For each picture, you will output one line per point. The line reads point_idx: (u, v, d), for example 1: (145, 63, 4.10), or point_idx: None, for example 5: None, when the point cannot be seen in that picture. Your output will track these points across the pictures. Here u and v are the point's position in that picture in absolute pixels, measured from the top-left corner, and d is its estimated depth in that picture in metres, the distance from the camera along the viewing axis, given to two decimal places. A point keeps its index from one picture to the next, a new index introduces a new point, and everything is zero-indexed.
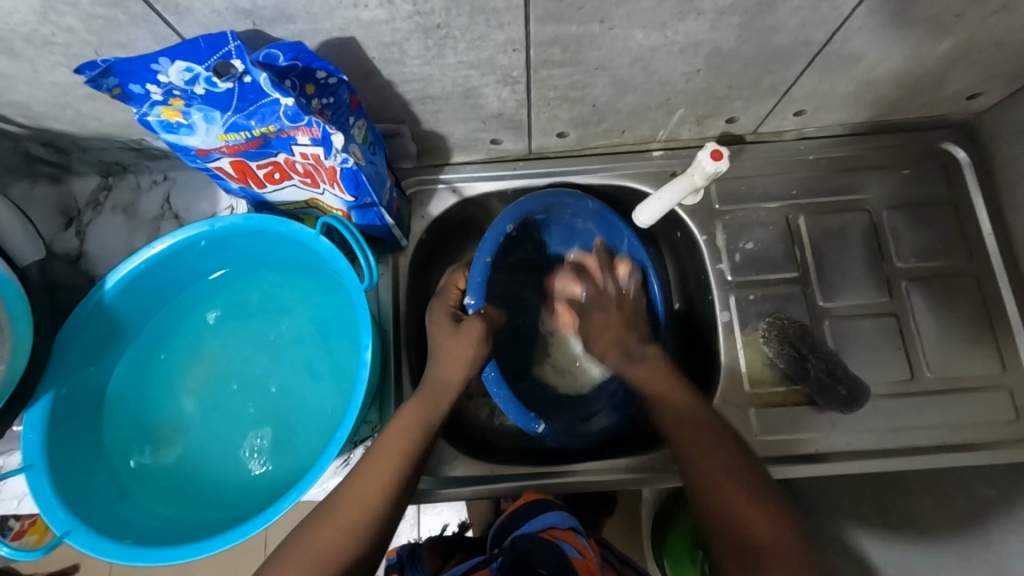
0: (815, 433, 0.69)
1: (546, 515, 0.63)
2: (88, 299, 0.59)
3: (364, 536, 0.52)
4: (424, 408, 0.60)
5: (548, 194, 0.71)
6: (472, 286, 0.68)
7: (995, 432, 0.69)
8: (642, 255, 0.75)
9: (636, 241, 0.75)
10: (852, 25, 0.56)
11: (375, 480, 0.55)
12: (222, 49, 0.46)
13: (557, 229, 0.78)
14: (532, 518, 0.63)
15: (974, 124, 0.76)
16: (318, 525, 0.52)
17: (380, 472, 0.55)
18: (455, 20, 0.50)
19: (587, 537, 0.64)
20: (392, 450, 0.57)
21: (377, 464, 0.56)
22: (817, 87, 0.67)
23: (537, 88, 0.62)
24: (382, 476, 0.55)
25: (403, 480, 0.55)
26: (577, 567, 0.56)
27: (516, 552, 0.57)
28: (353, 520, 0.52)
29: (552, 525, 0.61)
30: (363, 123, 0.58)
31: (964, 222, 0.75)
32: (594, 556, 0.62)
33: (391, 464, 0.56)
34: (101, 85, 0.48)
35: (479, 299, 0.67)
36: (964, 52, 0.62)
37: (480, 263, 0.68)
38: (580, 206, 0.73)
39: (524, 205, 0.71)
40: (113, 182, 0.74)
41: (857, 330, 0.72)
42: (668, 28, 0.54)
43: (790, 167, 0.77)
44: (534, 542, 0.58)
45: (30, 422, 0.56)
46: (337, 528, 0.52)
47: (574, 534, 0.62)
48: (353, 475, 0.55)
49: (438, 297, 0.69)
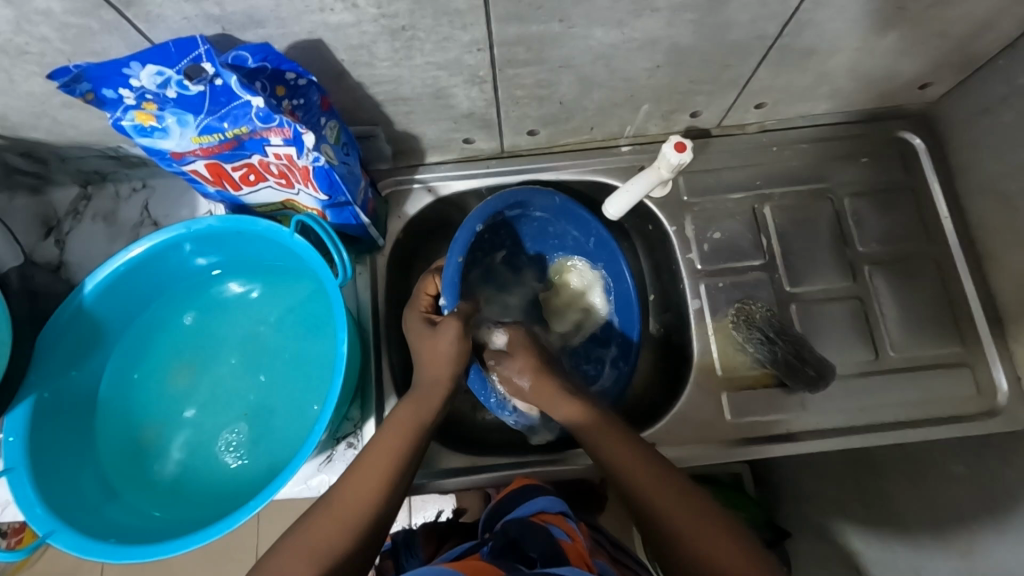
0: (786, 414, 0.71)
1: (536, 500, 0.63)
2: (68, 302, 0.60)
3: (357, 526, 0.53)
4: (417, 405, 0.61)
5: (513, 193, 0.71)
6: (447, 287, 0.68)
7: (961, 407, 0.71)
8: (609, 242, 0.78)
9: (602, 229, 0.77)
10: (801, 19, 0.58)
11: (371, 474, 0.56)
12: (192, 53, 0.49)
13: (526, 225, 0.80)
14: (524, 502, 0.63)
15: (929, 113, 0.80)
16: (309, 522, 0.53)
17: (377, 463, 0.56)
18: (419, 22, 0.52)
19: (577, 521, 0.64)
20: (394, 446, 0.58)
21: (361, 461, 0.57)
22: (774, 80, 0.70)
23: (504, 87, 0.64)
24: (378, 469, 0.56)
25: (387, 476, 0.56)
26: (565, 549, 0.56)
27: (507, 537, 0.58)
28: (349, 514, 0.53)
29: (543, 509, 0.62)
30: (335, 124, 0.60)
31: (922, 206, 0.77)
32: (584, 540, 0.62)
33: (385, 458, 0.57)
34: (74, 90, 0.50)
35: (455, 300, 0.68)
36: (911, 43, 0.65)
37: (453, 264, 0.69)
38: (546, 200, 0.74)
39: (488, 206, 0.71)
40: (92, 191, 0.75)
41: (824, 314, 0.74)
42: (625, 26, 0.57)
43: (755, 158, 0.80)
44: (524, 526, 0.58)
45: (12, 425, 0.57)
46: (334, 521, 0.53)
47: (564, 518, 0.62)
48: (350, 469, 0.57)
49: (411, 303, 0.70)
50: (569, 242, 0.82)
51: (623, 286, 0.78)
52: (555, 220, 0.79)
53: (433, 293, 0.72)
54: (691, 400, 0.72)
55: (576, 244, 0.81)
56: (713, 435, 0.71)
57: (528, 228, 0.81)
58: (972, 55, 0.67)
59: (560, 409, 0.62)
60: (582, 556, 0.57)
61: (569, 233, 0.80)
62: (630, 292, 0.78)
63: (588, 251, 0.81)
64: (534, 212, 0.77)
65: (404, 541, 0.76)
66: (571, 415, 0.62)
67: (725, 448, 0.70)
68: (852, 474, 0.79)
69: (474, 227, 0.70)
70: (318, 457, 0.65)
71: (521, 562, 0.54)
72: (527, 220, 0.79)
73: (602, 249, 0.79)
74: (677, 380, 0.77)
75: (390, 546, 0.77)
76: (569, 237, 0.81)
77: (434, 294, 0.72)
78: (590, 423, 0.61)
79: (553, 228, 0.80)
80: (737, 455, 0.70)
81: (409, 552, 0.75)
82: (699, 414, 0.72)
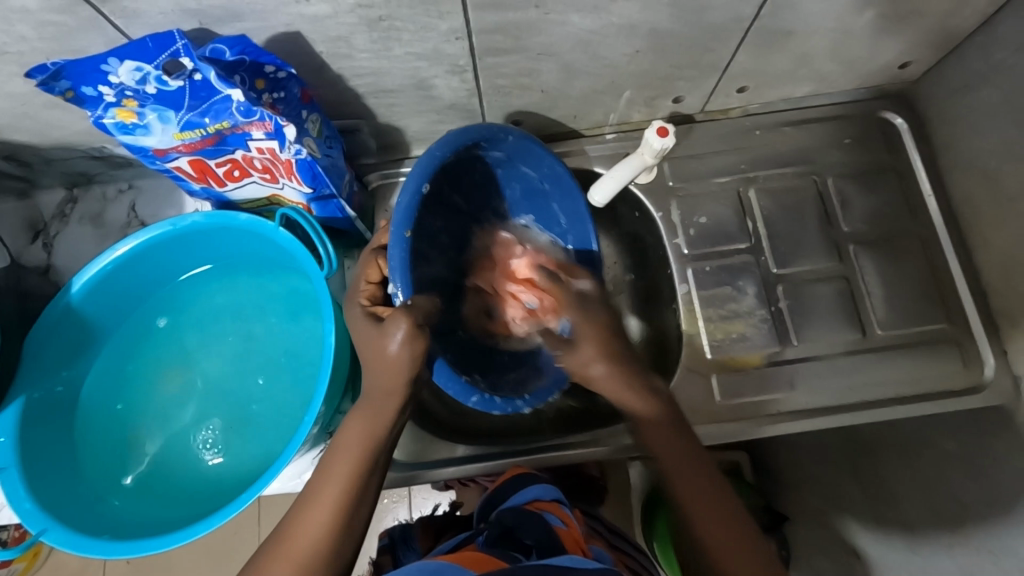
0: (777, 394, 0.72)
1: (530, 488, 0.63)
2: (56, 302, 0.60)
3: (312, 566, 0.49)
4: (373, 412, 0.54)
5: (457, 135, 0.62)
6: (394, 269, 0.58)
7: (949, 382, 0.72)
8: (562, 176, 0.69)
9: (556, 163, 0.68)
10: (776, 1, 0.59)
11: (322, 505, 0.50)
12: (170, 47, 0.49)
13: (476, 171, 0.70)
14: (519, 491, 0.64)
15: (909, 93, 0.80)
16: (263, 557, 0.50)
17: (327, 493, 0.51)
18: (397, 12, 0.52)
19: (572, 508, 0.64)
20: (343, 472, 0.52)
21: (313, 489, 0.52)
22: (754, 63, 0.70)
23: (485, 77, 0.65)
24: (329, 498, 0.51)
25: (342, 503, 0.51)
26: (561, 536, 0.57)
27: (501, 526, 0.58)
28: (302, 552, 0.49)
29: (537, 497, 0.62)
30: (317, 117, 0.60)
31: (906, 184, 0.78)
32: (579, 526, 0.62)
33: (337, 486, 0.51)
34: (53, 88, 0.50)
35: (409, 284, 0.58)
36: (890, 21, 0.65)
37: (399, 239, 0.59)
38: (498, 139, 0.65)
39: (433, 154, 0.61)
40: (79, 193, 0.75)
41: (810, 294, 0.75)
42: (603, 11, 0.57)
43: (739, 143, 0.80)
44: (518, 515, 0.59)
45: (1, 426, 0.57)
46: (287, 562, 0.49)
47: (558, 506, 0.62)
48: (300, 503, 0.51)
49: (353, 291, 0.61)
50: (518, 184, 0.73)
51: (580, 226, 0.71)
52: (507, 161, 0.70)
53: (377, 281, 0.62)
54: (683, 383, 0.73)
55: (526, 185, 0.73)
56: (701, 418, 0.71)
57: (470, 180, 0.71)
58: (950, 33, 0.68)
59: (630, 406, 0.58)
60: (576, 541, 0.57)
61: (518, 173, 0.72)
62: (588, 234, 0.71)
63: (542, 192, 0.73)
64: (486, 154, 0.68)
65: (403, 535, 0.77)
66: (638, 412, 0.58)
67: (716, 431, 0.70)
68: (846, 455, 0.81)
69: (420, 188, 0.61)
70: (310, 452, 0.66)
71: (518, 550, 0.54)
72: (467, 168, 0.69)
73: (554, 188, 0.71)
74: (668, 363, 0.78)
75: (387, 541, 0.77)
76: (520, 176, 0.72)
77: (380, 281, 0.62)
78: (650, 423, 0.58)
79: (494, 170, 0.72)
80: (726, 437, 0.70)
81: (405, 546, 0.75)
82: (689, 399, 0.72)
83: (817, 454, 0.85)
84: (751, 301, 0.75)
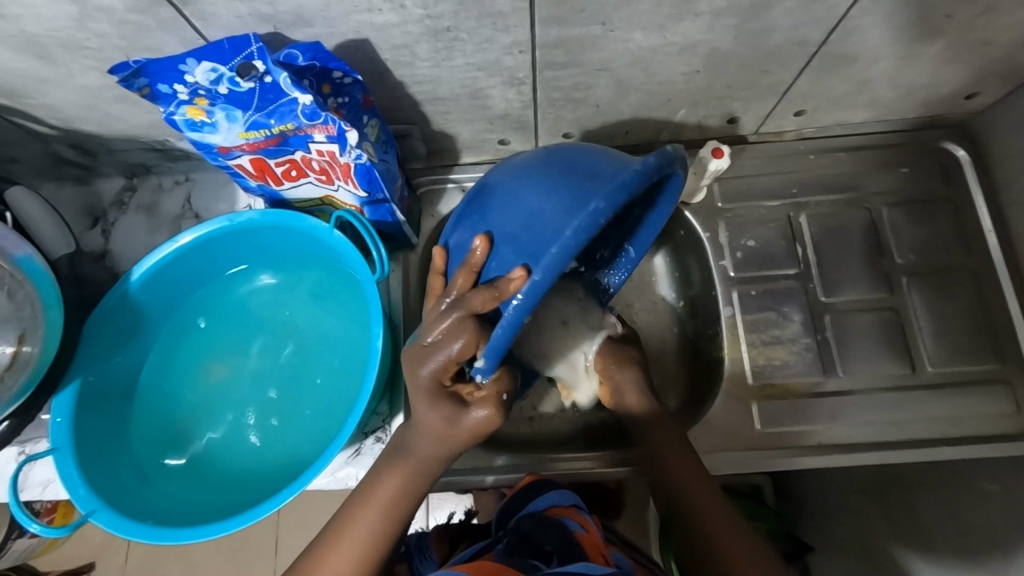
0: (816, 425, 0.70)
1: (548, 494, 0.61)
2: (114, 290, 0.63)
3: None
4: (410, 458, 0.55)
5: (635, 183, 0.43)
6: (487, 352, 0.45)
7: (999, 425, 0.69)
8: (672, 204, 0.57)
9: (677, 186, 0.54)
10: (844, 26, 0.58)
11: (346, 552, 0.53)
12: (245, 50, 0.50)
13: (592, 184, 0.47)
14: (536, 497, 0.62)
15: (971, 124, 0.78)
16: None
17: (351, 541, 0.54)
18: (463, 23, 0.53)
19: (591, 513, 0.62)
20: (369, 522, 0.54)
21: (340, 531, 0.54)
22: (813, 88, 0.69)
23: (542, 89, 0.65)
24: (354, 544, 0.53)
25: (368, 556, 0.54)
26: (580, 540, 0.55)
27: (520, 533, 0.57)
28: None
29: (555, 503, 0.60)
30: (376, 123, 0.61)
31: (964, 217, 0.76)
32: (599, 532, 0.61)
33: (364, 530, 0.54)
34: (132, 84, 0.52)
35: (496, 368, 0.48)
36: (957, 52, 0.64)
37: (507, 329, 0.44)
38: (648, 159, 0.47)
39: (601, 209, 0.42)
40: (137, 182, 0.77)
41: (855, 325, 0.73)
42: (667, 30, 0.57)
43: (790, 167, 0.79)
44: (536, 520, 0.58)
45: (59, 406, 0.59)
46: None
47: (577, 511, 0.61)
48: (327, 537, 0.55)
49: (433, 365, 0.49)
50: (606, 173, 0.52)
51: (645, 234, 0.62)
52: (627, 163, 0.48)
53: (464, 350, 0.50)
54: (720, 407, 0.72)
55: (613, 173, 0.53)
56: (738, 445, 0.70)
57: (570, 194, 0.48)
58: (1020, 65, 0.66)
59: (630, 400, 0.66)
60: (596, 546, 0.56)
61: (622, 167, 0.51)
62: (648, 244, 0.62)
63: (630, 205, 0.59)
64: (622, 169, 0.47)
65: (418, 545, 0.74)
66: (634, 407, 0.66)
67: (752, 459, 0.69)
68: (878, 488, 0.80)
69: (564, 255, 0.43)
70: (345, 451, 0.66)
71: (537, 556, 0.54)
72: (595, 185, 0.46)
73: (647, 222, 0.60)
74: (705, 388, 0.77)
75: (403, 549, 0.75)
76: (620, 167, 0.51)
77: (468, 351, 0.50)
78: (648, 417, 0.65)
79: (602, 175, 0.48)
80: (760, 465, 0.69)
81: (422, 555, 0.72)
82: (726, 424, 0.71)
83: (849, 488, 0.83)
84: (795, 329, 0.74)
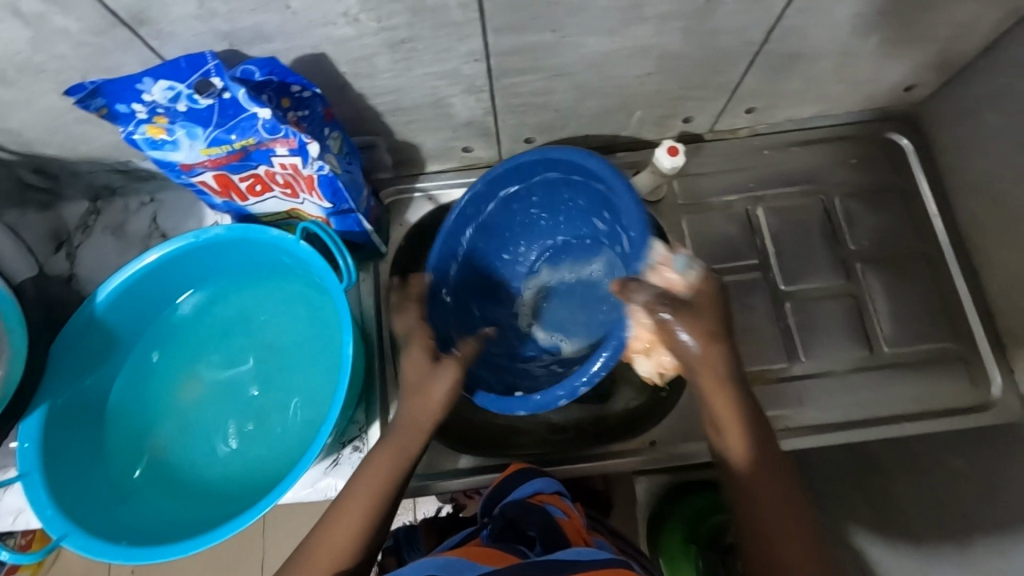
0: (785, 410, 0.72)
1: (533, 481, 0.61)
2: (80, 312, 0.63)
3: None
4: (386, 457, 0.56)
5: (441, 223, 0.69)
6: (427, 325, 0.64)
7: (956, 400, 0.72)
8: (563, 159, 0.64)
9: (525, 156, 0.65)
10: (783, 25, 0.61)
11: (329, 544, 0.52)
12: (202, 67, 0.52)
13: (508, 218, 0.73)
14: (520, 484, 0.61)
15: (915, 114, 0.82)
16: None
17: (335, 532, 0.52)
18: (419, 34, 0.55)
19: (574, 500, 0.63)
20: (350, 524, 0.52)
21: (325, 525, 0.53)
22: (763, 85, 0.72)
23: (501, 96, 0.67)
24: (338, 543, 0.52)
25: (352, 548, 0.52)
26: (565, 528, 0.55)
27: (504, 519, 0.56)
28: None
29: (540, 490, 0.60)
30: (338, 135, 0.62)
31: (912, 203, 0.79)
32: (582, 518, 0.61)
33: (346, 529, 0.52)
34: (89, 105, 0.53)
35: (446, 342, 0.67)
36: (894, 47, 0.67)
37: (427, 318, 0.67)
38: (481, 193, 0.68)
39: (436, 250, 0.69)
40: (102, 206, 0.76)
41: (818, 311, 0.76)
42: (616, 34, 0.59)
43: (746, 163, 0.82)
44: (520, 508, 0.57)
45: (26, 432, 0.59)
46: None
47: (560, 497, 0.60)
48: (315, 530, 0.53)
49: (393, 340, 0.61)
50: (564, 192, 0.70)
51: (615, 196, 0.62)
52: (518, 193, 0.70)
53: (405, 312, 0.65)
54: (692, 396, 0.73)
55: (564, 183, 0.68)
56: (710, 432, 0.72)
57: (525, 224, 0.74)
58: (953, 57, 0.70)
59: (727, 436, 0.52)
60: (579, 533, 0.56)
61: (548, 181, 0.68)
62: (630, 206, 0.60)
63: (579, 208, 0.71)
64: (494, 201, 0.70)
65: (405, 537, 0.74)
66: (732, 450, 0.52)
67: None
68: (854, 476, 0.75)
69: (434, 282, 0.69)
70: (323, 461, 0.66)
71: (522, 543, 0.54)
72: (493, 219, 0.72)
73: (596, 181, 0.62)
74: None
75: (391, 542, 0.74)
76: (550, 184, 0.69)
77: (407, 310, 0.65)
78: (745, 466, 0.51)
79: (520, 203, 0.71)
80: None
81: (410, 547, 0.72)
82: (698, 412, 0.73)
83: None
84: (760, 318, 0.76)
